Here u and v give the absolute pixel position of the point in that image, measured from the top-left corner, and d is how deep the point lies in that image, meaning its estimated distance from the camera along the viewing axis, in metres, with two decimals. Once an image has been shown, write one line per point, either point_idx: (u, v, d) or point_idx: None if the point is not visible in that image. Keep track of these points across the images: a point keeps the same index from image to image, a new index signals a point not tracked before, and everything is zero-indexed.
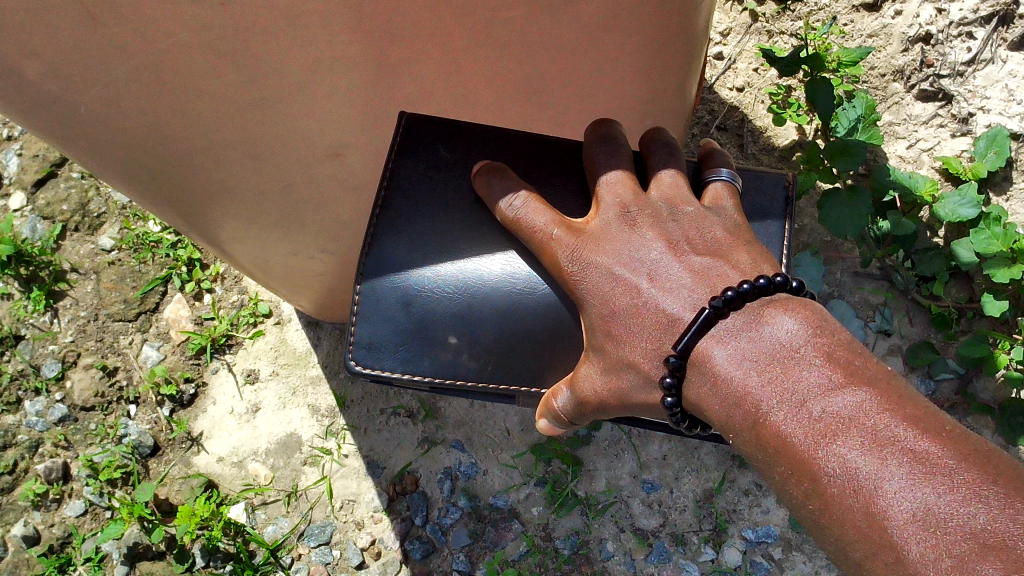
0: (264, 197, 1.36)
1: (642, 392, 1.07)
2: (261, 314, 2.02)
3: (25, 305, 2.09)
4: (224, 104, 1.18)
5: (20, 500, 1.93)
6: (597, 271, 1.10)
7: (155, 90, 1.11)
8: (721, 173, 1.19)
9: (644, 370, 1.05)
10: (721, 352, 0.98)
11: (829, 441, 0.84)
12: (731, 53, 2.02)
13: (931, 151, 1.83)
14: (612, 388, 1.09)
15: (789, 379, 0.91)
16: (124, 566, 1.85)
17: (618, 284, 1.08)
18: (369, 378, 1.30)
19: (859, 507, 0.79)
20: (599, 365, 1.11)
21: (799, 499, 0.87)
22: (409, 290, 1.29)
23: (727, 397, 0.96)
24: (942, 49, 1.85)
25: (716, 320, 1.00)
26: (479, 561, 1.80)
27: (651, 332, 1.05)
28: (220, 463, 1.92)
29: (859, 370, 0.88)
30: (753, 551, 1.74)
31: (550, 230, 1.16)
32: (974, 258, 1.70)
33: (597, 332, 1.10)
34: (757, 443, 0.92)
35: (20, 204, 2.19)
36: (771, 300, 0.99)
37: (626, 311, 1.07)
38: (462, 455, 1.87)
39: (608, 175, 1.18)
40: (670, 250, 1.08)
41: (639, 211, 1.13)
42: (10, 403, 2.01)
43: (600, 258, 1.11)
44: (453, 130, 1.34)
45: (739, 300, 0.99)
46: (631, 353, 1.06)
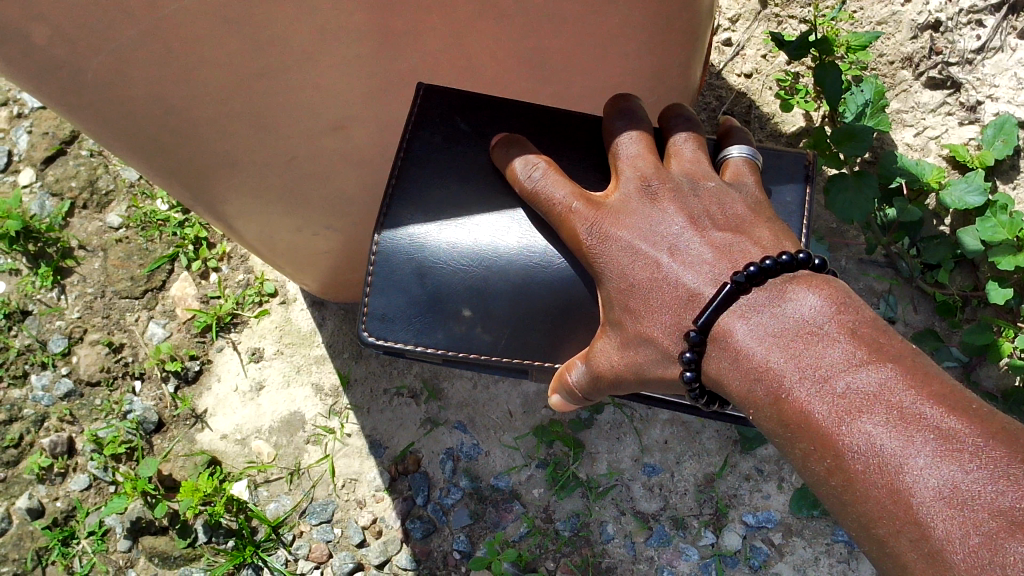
0: (270, 168, 1.36)
1: (659, 366, 1.05)
2: (267, 293, 2.03)
3: (32, 281, 2.10)
4: (229, 72, 1.18)
5: (25, 473, 1.95)
6: (617, 245, 1.08)
7: (161, 55, 1.12)
8: (739, 149, 1.17)
9: (662, 345, 1.04)
10: (742, 326, 0.97)
11: (854, 418, 0.83)
12: (739, 39, 2.02)
13: (938, 139, 1.83)
14: (630, 362, 1.07)
15: (811, 355, 0.90)
16: (127, 540, 1.87)
17: (638, 257, 1.06)
18: (381, 349, 1.31)
19: (884, 484, 0.79)
20: (616, 339, 1.08)
21: (821, 475, 0.86)
22: (424, 261, 1.29)
23: (747, 372, 0.95)
24: (951, 37, 1.84)
25: (738, 295, 0.98)
26: (479, 542, 1.81)
27: (671, 306, 1.03)
28: (223, 440, 1.93)
29: (883, 348, 0.88)
30: (753, 535, 1.75)
31: (570, 203, 1.14)
32: (980, 246, 1.70)
33: (614, 307, 1.08)
34: (777, 419, 0.91)
35: (28, 181, 2.20)
36: (794, 278, 0.98)
37: (646, 286, 1.05)
38: (465, 436, 1.88)
39: (628, 149, 1.16)
40: (691, 225, 1.06)
41: (660, 184, 1.10)
42: (16, 377, 2.03)
43: (620, 231, 1.08)
44: (463, 105, 1.34)
45: (762, 275, 0.97)
46: (650, 327, 1.04)
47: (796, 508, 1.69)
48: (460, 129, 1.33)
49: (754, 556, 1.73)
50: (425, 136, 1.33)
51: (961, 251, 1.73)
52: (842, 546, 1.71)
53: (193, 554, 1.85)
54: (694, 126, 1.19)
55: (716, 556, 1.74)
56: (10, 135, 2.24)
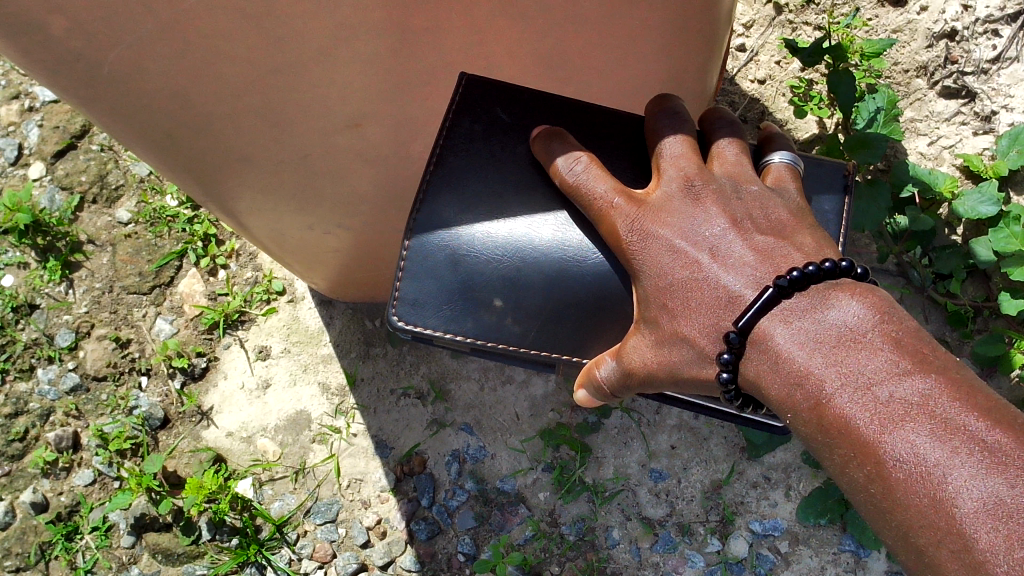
0: (283, 165, 1.37)
1: (693, 367, 1.04)
2: (275, 291, 2.02)
3: (41, 275, 2.10)
4: (247, 67, 1.17)
5: (29, 467, 1.95)
6: (658, 243, 1.07)
7: (179, 50, 1.11)
8: (782, 156, 1.17)
9: (698, 345, 1.03)
10: (783, 331, 0.96)
11: (896, 426, 0.82)
12: (754, 45, 2.01)
13: (953, 148, 1.82)
14: (662, 361, 1.06)
15: (853, 362, 0.89)
16: (131, 536, 1.87)
17: (677, 257, 1.05)
18: (409, 335, 1.30)
19: (927, 494, 0.78)
20: (651, 337, 1.08)
21: (861, 483, 0.85)
22: (457, 250, 1.29)
23: (788, 376, 0.94)
24: (967, 46, 1.85)
25: (780, 299, 0.97)
26: (484, 545, 1.80)
27: (709, 309, 1.02)
28: (229, 437, 1.92)
29: (928, 358, 0.87)
30: (760, 543, 1.74)
31: (611, 199, 1.13)
32: (992, 256, 1.69)
33: (651, 304, 1.07)
34: (817, 424, 0.91)
35: (39, 174, 2.20)
36: (837, 284, 0.97)
37: (683, 285, 1.04)
38: (471, 438, 1.87)
39: (672, 148, 1.15)
40: (734, 228, 1.04)
41: (703, 184, 1.09)
42: (23, 370, 2.02)
43: (659, 229, 1.08)
44: (490, 104, 1.33)
45: (805, 280, 0.96)
46: (686, 327, 1.03)
47: (803, 516, 1.69)
48: (486, 130, 1.33)
49: (760, 564, 1.72)
50: (450, 136, 1.33)
51: (973, 261, 1.73)
52: (849, 556, 1.70)
53: (196, 551, 1.84)
54: (737, 131, 1.18)
55: (723, 563, 1.74)
56: (21, 129, 2.24)
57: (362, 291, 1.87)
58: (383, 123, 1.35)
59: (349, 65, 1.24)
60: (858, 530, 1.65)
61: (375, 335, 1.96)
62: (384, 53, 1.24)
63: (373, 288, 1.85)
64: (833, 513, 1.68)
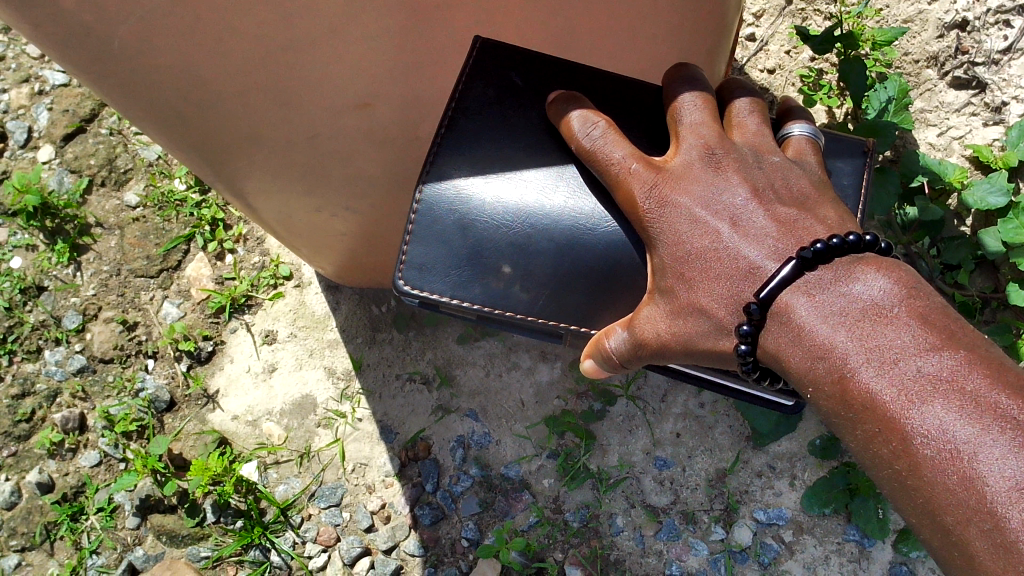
0: (290, 146, 1.36)
1: (710, 338, 1.04)
2: (282, 276, 2.02)
3: (49, 257, 2.10)
4: (255, 43, 1.17)
5: (36, 448, 1.95)
6: (676, 211, 1.07)
7: (189, 25, 1.11)
8: (802, 128, 1.17)
9: (716, 316, 1.03)
10: (806, 305, 0.96)
11: (925, 403, 0.83)
12: (763, 35, 2.01)
13: (962, 139, 1.82)
14: (676, 333, 1.06)
15: (879, 337, 0.89)
16: (136, 518, 1.87)
17: (697, 226, 1.05)
18: (415, 299, 1.30)
19: (956, 472, 0.79)
20: (665, 308, 1.07)
21: (886, 459, 0.86)
22: (467, 215, 1.28)
23: (810, 349, 0.95)
24: (978, 37, 1.83)
25: (802, 271, 0.97)
26: (488, 530, 1.80)
27: (728, 278, 1.02)
28: (234, 421, 1.93)
29: (955, 334, 0.87)
30: (764, 532, 1.74)
31: (628, 164, 1.12)
32: (1001, 247, 1.68)
33: (667, 274, 1.07)
34: (840, 398, 0.91)
35: (48, 157, 2.20)
36: (860, 259, 0.97)
37: (702, 253, 1.04)
38: (476, 424, 1.87)
39: (691, 116, 1.14)
40: (756, 199, 1.05)
41: (723, 152, 1.09)
42: (31, 352, 2.03)
43: (678, 196, 1.07)
44: (496, 89, 1.32)
45: (828, 253, 0.96)
46: (704, 297, 1.03)
47: (808, 505, 1.69)
48: (496, 100, 1.32)
49: (764, 553, 1.72)
50: (459, 115, 1.32)
51: (981, 252, 1.72)
52: (853, 546, 1.70)
53: (201, 533, 1.85)
54: (757, 100, 1.18)
55: (726, 552, 1.73)
56: (31, 112, 2.24)
57: (368, 277, 1.88)
58: (391, 102, 1.35)
59: (359, 44, 1.23)
60: (864, 520, 1.65)
61: (380, 320, 1.96)
62: (394, 32, 1.24)
63: (380, 273, 1.85)
64: (838, 502, 1.68)
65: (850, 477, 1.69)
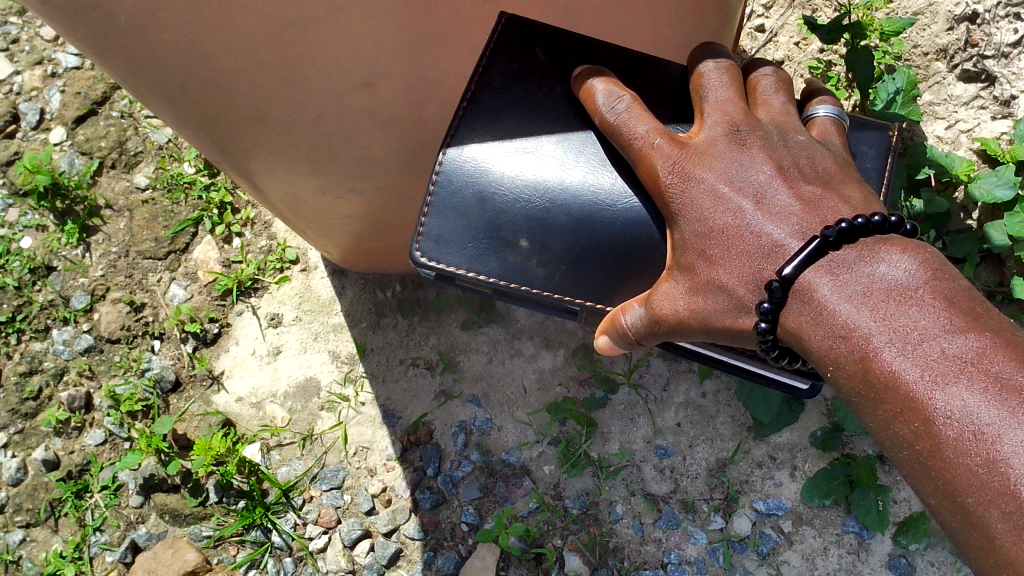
0: (296, 126, 1.37)
1: (728, 315, 1.04)
2: (288, 260, 2.04)
3: (59, 238, 2.12)
4: (261, 18, 1.16)
5: (42, 426, 1.97)
6: (699, 186, 1.07)
7: (193, 2, 1.11)
8: (827, 109, 1.17)
9: (736, 294, 1.03)
10: (830, 285, 0.96)
11: (948, 383, 0.83)
12: (772, 26, 2.01)
13: (970, 132, 1.81)
14: (695, 309, 1.06)
15: (902, 317, 0.89)
16: (140, 496, 1.89)
17: (720, 203, 1.05)
18: (433, 270, 1.31)
19: (978, 454, 0.79)
20: (685, 283, 1.07)
21: (905, 439, 0.86)
22: (487, 188, 1.29)
23: (832, 329, 0.95)
24: (988, 29, 1.84)
25: (826, 250, 0.97)
26: (488, 515, 1.80)
27: (750, 256, 1.03)
28: (238, 403, 1.94)
29: (978, 316, 0.87)
30: (763, 522, 1.74)
31: (651, 139, 1.12)
32: (1007, 240, 1.68)
33: (688, 250, 1.07)
34: (860, 378, 0.91)
35: (59, 139, 2.22)
36: (886, 240, 0.97)
37: (724, 229, 1.04)
38: (478, 410, 1.88)
39: (716, 93, 1.14)
40: (780, 177, 1.05)
41: (748, 129, 1.09)
42: (38, 331, 2.05)
43: (701, 173, 1.08)
44: (518, 67, 1.32)
45: (853, 233, 0.96)
46: (724, 274, 1.04)
47: (808, 496, 1.69)
48: (523, 72, 1.33)
49: (763, 543, 1.72)
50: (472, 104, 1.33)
51: (987, 245, 1.72)
52: (853, 537, 1.70)
53: (203, 513, 1.86)
54: (781, 77, 1.18)
55: (725, 541, 1.73)
56: (44, 94, 2.26)
57: (374, 261, 1.89)
58: (397, 84, 1.34)
59: (363, 25, 1.22)
60: (864, 512, 1.65)
61: (385, 306, 1.97)
62: (398, 13, 1.22)
63: (387, 257, 1.87)
64: (838, 494, 1.68)
65: (851, 468, 1.69)
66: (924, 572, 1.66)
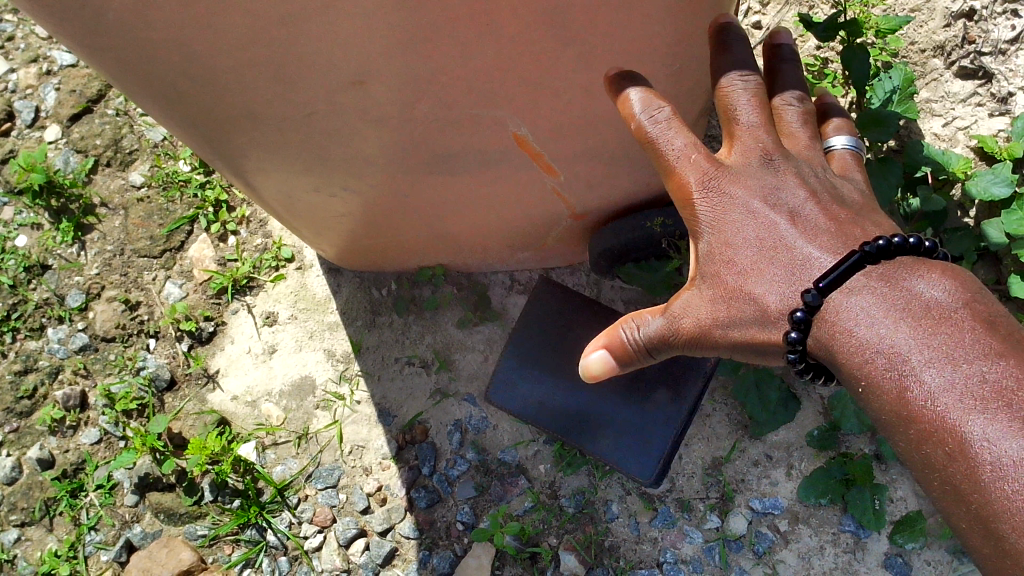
0: (288, 124, 1.34)
1: (751, 327, 1.16)
2: (284, 258, 2.03)
3: (54, 236, 2.12)
4: (250, 31, 1.11)
5: (37, 425, 1.97)
6: (733, 204, 1.18)
7: (181, 12, 1.07)
8: (845, 144, 1.32)
9: (765, 307, 1.15)
10: (868, 301, 1.08)
11: (975, 400, 0.97)
12: (770, 23, 2.00)
13: (967, 130, 1.81)
14: (715, 317, 1.17)
15: (937, 334, 1.02)
16: (135, 495, 1.89)
17: (752, 219, 1.17)
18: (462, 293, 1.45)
19: (990, 463, 0.94)
20: (708, 294, 1.18)
21: (933, 450, 1.00)
22: None
23: (879, 342, 1.06)
24: (985, 26, 1.82)
25: (864, 264, 1.10)
26: (483, 514, 1.80)
27: (784, 270, 1.15)
28: (233, 401, 1.94)
29: (1004, 339, 1.01)
30: (759, 521, 1.74)
31: (688, 154, 1.19)
32: (1004, 238, 1.68)
33: (712, 261, 1.19)
34: (903, 388, 1.03)
35: (54, 137, 2.21)
36: (920, 263, 1.10)
37: (756, 244, 1.16)
38: (474, 408, 1.87)
39: (749, 115, 1.22)
40: (812, 199, 1.18)
41: (782, 160, 1.20)
42: (33, 329, 2.05)
43: (738, 191, 1.18)
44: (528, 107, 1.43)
45: (889, 249, 1.10)
46: (754, 285, 1.15)
47: (804, 496, 1.68)
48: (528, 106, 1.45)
49: (759, 542, 1.72)
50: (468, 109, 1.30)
51: (984, 243, 1.72)
52: (849, 536, 1.70)
53: (198, 512, 1.85)
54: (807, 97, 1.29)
55: (721, 540, 1.73)
56: (39, 92, 2.26)
57: (370, 259, 1.88)
58: (388, 95, 1.27)
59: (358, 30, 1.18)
60: (861, 511, 1.65)
61: (380, 304, 1.97)
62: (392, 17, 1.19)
63: (383, 256, 1.86)
64: (835, 493, 1.68)
65: (848, 467, 1.69)
66: (920, 570, 1.67)
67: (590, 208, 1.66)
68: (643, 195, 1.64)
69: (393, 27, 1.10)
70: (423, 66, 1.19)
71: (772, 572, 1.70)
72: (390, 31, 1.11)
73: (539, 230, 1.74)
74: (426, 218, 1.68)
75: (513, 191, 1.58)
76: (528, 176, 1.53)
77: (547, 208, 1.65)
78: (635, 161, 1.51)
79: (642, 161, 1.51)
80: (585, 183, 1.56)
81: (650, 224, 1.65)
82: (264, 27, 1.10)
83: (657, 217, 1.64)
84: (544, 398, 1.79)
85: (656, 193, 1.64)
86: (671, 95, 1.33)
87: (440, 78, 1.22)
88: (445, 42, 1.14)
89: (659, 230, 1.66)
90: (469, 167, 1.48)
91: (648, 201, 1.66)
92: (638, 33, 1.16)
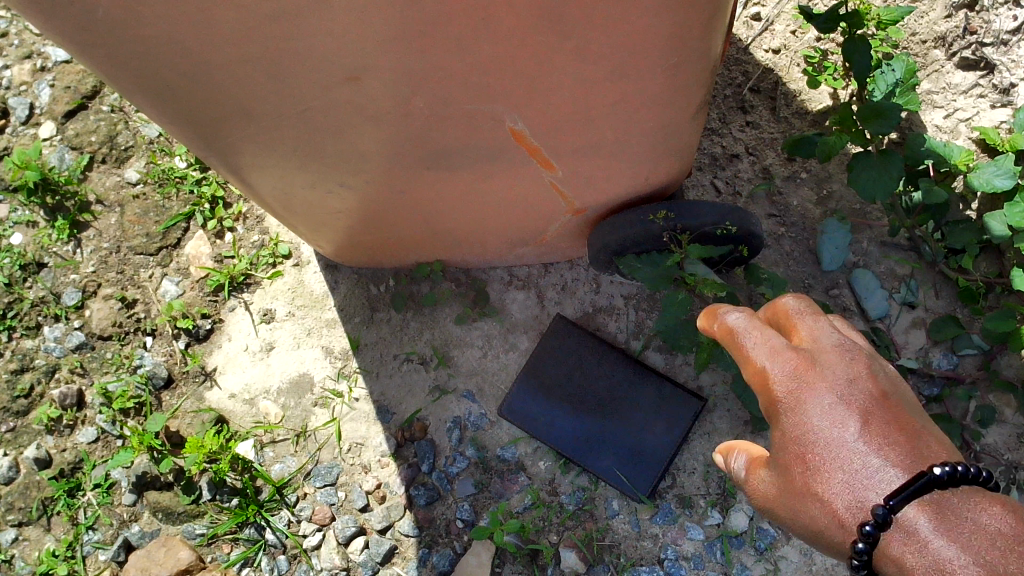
0: (283, 120, 1.33)
1: (833, 530, 1.01)
2: (281, 255, 2.02)
3: (49, 233, 2.10)
4: (240, 28, 1.10)
5: (34, 424, 1.96)
6: (812, 395, 1.04)
7: (170, 9, 1.06)
8: None
9: (833, 508, 1.00)
10: (926, 523, 0.94)
11: None
12: (769, 14, 2.01)
13: (969, 121, 1.80)
14: (779, 494, 1.07)
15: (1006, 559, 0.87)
16: (133, 494, 1.87)
17: (828, 419, 1.02)
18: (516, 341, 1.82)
19: None
20: (778, 480, 1.07)
21: None
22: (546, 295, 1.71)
23: (925, 560, 0.92)
24: (986, 17, 1.80)
25: (928, 489, 0.94)
26: (483, 511, 1.79)
27: (846, 480, 0.99)
28: (231, 399, 1.93)
29: None
30: (760, 517, 1.72)
31: (771, 360, 1.09)
32: (1007, 231, 1.66)
33: (788, 454, 1.05)
34: None
35: (49, 134, 2.20)
36: (977, 504, 0.94)
37: (822, 446, 1.01)
38: (473, 405, 1.86)
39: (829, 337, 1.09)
40: (877, 400, 1.02)
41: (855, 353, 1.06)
42: (30, 328, 2.03)
43: (816, 385, 1.04)
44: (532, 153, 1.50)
45: (957, 479, 0.94)
46: (824, 488, 1.01)
47: None
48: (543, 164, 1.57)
49: (761, 538, 1.71)
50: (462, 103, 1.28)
51: (987, 236, 1.70)
52: None
53: (196, 511, 1.84)
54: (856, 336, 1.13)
55: (723, 537, 1.72)
56: (33, 88, 2.24)
57: (368, 256, 1.87)
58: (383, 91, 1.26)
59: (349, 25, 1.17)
60: None
61: (379, 300, 1.95)
62: None
63: (381, 252, 1.85)
64: None
65: None
66: None
67: (589, 204, 1.64)
68: (642, 191, 1.63)
69: (387, 22, 1.09)
70: (419, 62, 1.18)
71: (775, 568, 1.69)
72: (385, 26, 1.09)
73: (537, 225, 1.73)
74: (423, 214, 1.66)
75: (511, 187, 1.57)
76: (526, 171, 1.52)
77: (545, 203, 1.63)
78: (633, 157, 1.49)
79: (641, 157, 1.50)
80: (583, 179, 1.54)
81: (650, 218, 1.63)
82: (257, 23, 1.09)
83: (658, 211, 1.63)
84: (566, 427, 1.80)
85: (655, 188, 1.63)
86: (669, 90, 1.31)
87: (437, 73, 1.20)
88: (441, 38, 1.12)
89: (660, 225, 1.65)
90: (466, 163, 1.47)
91: (647, 196, 1.64)
92: (636, 28, 1.14)
